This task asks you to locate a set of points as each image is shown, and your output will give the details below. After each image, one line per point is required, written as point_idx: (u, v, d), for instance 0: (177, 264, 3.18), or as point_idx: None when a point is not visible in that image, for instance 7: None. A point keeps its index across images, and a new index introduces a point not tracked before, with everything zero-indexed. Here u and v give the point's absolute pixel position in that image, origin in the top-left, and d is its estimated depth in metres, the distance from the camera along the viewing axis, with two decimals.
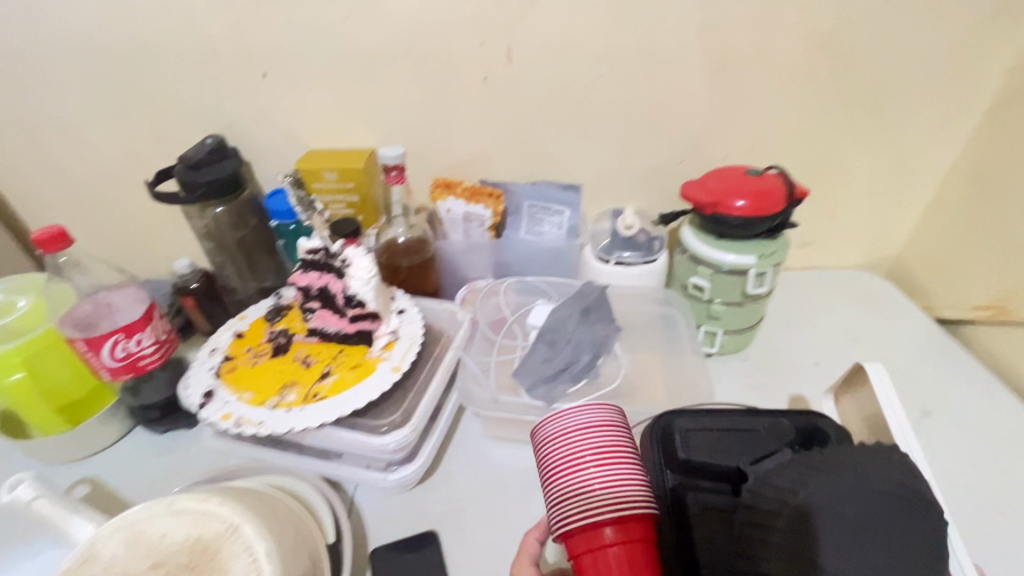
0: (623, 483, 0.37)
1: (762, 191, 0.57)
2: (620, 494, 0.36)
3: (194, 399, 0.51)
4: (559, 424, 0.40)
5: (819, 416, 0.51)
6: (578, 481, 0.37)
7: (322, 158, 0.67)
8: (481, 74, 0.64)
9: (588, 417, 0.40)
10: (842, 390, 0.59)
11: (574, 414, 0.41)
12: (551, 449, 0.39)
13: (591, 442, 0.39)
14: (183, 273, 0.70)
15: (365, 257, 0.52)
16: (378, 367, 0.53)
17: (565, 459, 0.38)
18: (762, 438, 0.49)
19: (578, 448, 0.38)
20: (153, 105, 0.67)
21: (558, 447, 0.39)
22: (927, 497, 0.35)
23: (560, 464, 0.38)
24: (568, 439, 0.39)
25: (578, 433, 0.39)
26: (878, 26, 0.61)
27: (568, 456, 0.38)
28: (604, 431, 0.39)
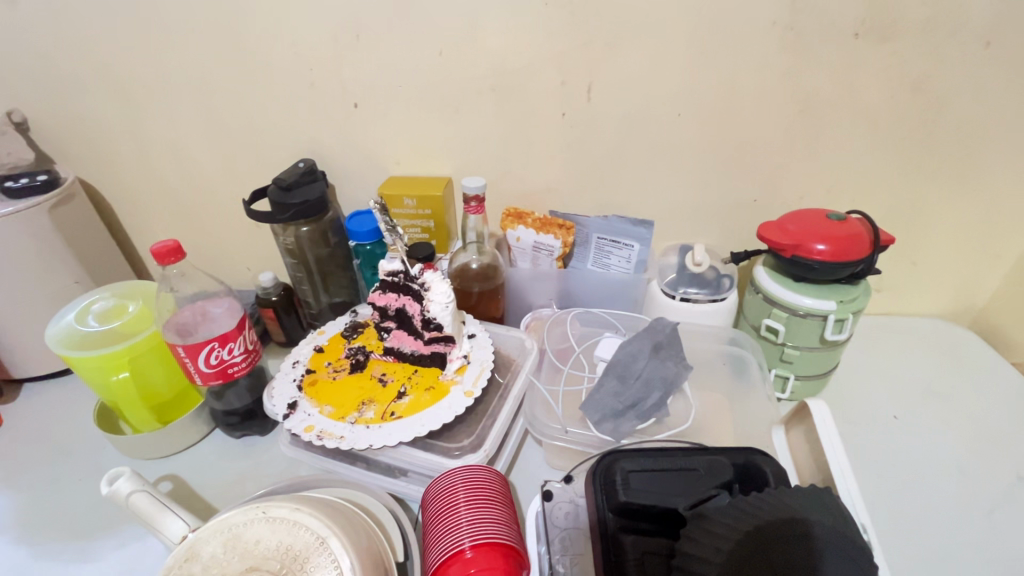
0: (489, 520, 0.43)
1: (845, 236, 0.56)
2: (477, 525, 0.42)
3: (280, 409, 0.53)
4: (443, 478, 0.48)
5: (759, 452, 0.47)
6: (447, 520, 0.44)
7: (402, 184, 0.70)
8: (560, 110, 0.66)
9: (462, 469, 0.47)
10: (793, 421, 0.53)
11: (455, 468, 0.48)
12: (434, 503, 0.46)
13: (462, 486, 0.46)
14: (266, 286, 0.74)
15: (443, 282, 0.53)
16: (451, 390, 0.54)
17: (441, 504, 0.45)
18: (699, 479, 0.44)
19: (450, 493, 0.45)
20: (253, 131, 0.72)
21: (438, 495, 0.46)
22: (860, 543, 0.35)
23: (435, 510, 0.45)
24: (442, 490, 0.46)
25: (452, 483, 0.46)
26: (973, 71, 0.59)
27: (443, 503, 0.45)
28: (479, 481, 0.46)
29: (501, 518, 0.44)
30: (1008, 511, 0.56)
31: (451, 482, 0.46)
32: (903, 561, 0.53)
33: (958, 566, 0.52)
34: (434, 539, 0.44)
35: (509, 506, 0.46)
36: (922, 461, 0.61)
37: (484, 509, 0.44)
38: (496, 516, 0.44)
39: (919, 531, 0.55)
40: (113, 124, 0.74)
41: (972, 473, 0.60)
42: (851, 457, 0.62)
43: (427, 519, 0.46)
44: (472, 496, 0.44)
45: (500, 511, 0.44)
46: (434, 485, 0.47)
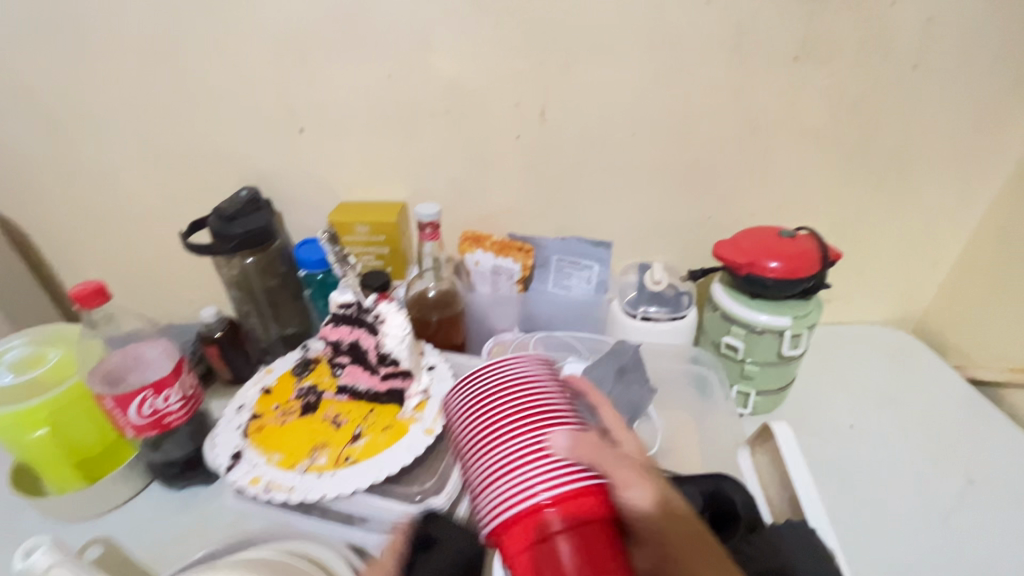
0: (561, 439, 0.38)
1: (795, 253, 0.57)
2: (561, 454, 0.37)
3: (221, 461, 0.49)
4: (493, 375, 0.44)
5: (727, 478, 0.46)
6: (539, 434, 0.38)
7: (354, 211, 0.67)
8: (515, 133, 0.65)
9: (520, 377, 0.43)
10: (757, 442, 0.54)
11: (504, 373, 0.44)
12: (487, 407, 0.41)
13: (546, 392, 0.42)
14: (208, 321, 0.69)
15: (398, 313, 0.52)
16: (410, 429, 0.51)
17: (523, 412, 0.40)
18: None
19: (537, 400, 0.41)
20: (191, 156, 0.68)
21: (509, 402, 0.41)
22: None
23: (516, 420, 0.40)
24: (511, 389, 0.42)
25: (531, 388, 0.42)
26: (904, 91, 0.62)
27: (510, 421, 0.40)
28: (539, 392, 0.42)
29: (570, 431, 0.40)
30: (961, 514, 0.58)
31: (530, 386, 0.42)
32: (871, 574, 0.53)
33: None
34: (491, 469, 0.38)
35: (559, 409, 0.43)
36: (880, 470, 0.63)
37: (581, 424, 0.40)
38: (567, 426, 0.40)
39: (883, 542, 0.56)
40: (33, 154, 0.68)
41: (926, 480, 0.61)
42: (815, 470, 0.63)
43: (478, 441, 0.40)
44: (538, 410, 0.40)
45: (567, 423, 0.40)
46: (483, 394, 0.43)
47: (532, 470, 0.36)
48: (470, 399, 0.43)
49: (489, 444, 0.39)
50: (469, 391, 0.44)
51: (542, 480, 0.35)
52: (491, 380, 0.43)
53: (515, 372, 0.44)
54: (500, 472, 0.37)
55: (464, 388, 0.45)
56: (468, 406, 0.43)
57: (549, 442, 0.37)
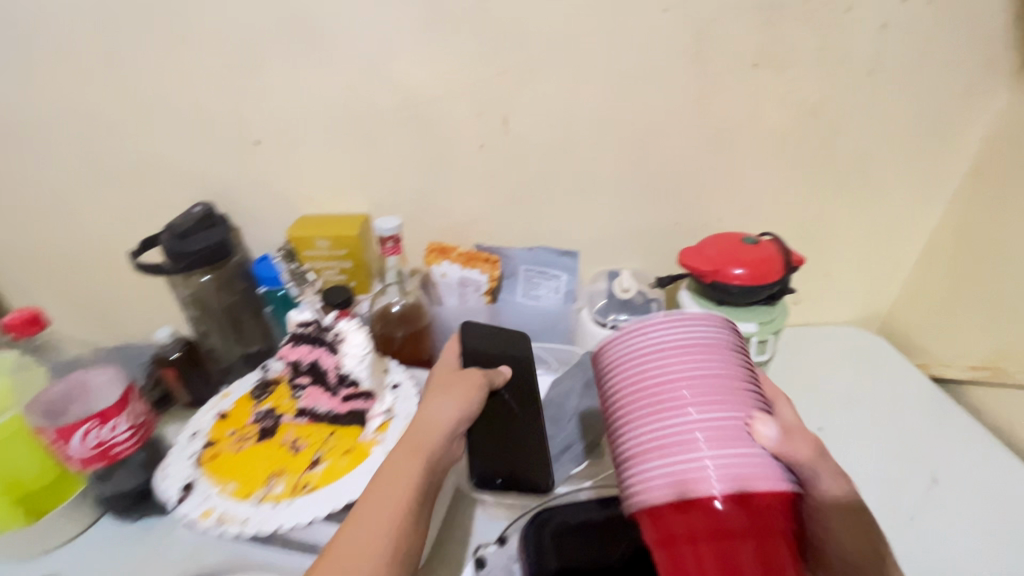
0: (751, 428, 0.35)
1: (759, 259, 0.58)
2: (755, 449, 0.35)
3: (171, 493, 0.47)
4: (666, 337, 0.37)
5: None
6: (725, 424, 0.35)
7: (314, 225, 0.65)
8: (478, 142, 0.64)
9: (707, 354, 0.37)
10: None
11: (677, 341, 0.37)
12: (654, 380, 0.36)
13: (730, 368, 0.37)
14: (163, 341, 0.68)
15: (359, 331, 0.51)
16: (372, 452, 0.49)
17: (709, 393, 0.35)
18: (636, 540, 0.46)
19: (723, 380, 0.36)
20: (143, 171, 0.65)
21: (687, 379, 0.36)
22: None
23: (700, 401, 0.35)
24: (690, 359, 0.37)
25: (716, 361, 0.37)
26: (862, 96, 0.63)
27: (699, 404, 0.35)
28: (722, 374, 0.36)
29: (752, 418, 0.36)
30: (927, 514, 0.58)
31: (716, 359, 0.37)
32: None
33: None
34: (671, 453, 0.34)
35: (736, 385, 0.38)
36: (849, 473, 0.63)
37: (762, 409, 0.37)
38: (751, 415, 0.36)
39: None
40: None
41: (893, 480, 0.62)
42: None
43: (649, 417, 0.36)
44: (729, 400, 0.36)
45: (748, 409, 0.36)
46: (655, 360, 0.37)
47: (712, 460, 0.34)
48: (637, 359, 0.38)
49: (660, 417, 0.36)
50: (634, 346, 0.38)
51: (720, 470, 0.33)
52: (667, 342, 0.37)
53: (698, 338, 0.38)
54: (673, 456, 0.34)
55: (631, 340, 0.38)
56: (632, 364, 0.38)
57: (750, 435, 0.35)
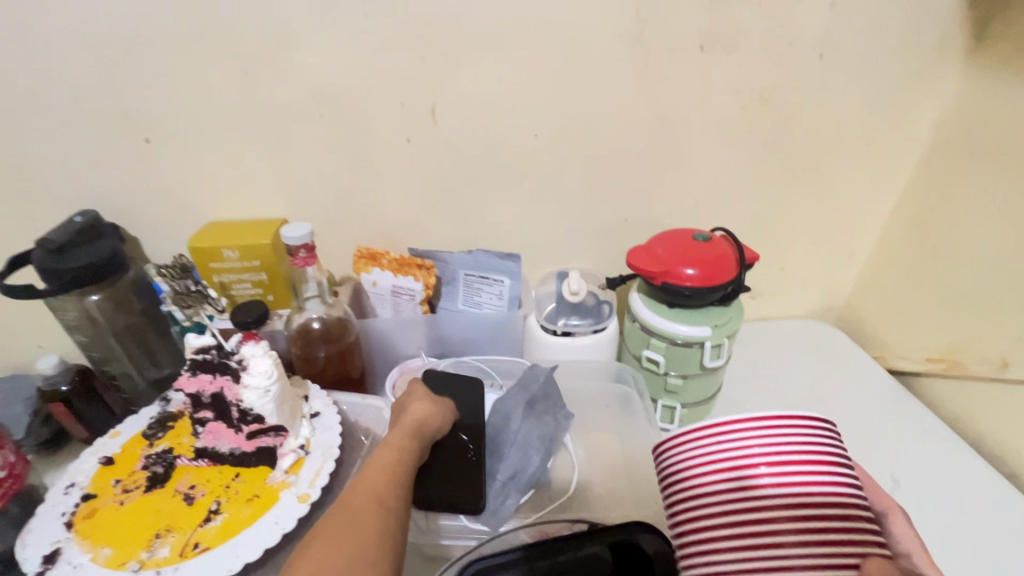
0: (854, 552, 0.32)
1: (711, 257, 0.53)
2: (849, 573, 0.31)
3: (31, 565, 0.39)
4: (774, 431, 0.36)
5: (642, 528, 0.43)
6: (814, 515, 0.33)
7: (220, 233, 0.58)
8: (404, 135, 0.58)
9: (819, 459, 0.35)
10: None
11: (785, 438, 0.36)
12: (751, 462, 0.35)
13: (814, 457, 0.35)
14: (48, 373, 0.58)
15: (265, 358, 0.44)
16: (280, 498, 0.42)
17: (796, 480, 0.34)
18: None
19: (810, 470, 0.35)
20: (11, 177, 0.56)
21: (778, 470, 0.34)
22: None
23: (794, 494, 0.33)
24: (796, 456, 0.35)
25: (810, 457, 0.35)
26: (813, 81, 0.59)
27: (792, 500, 0.33)
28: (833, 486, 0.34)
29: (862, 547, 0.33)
30: None
31: (800, 451, 0.35)
32: None
33: None
34: (748, 535, 0.33)
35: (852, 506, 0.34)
36: None
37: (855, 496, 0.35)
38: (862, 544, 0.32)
39: None
40: None
41: None
42: None
43: (732, 495, 0.35)
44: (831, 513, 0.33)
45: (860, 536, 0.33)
46: (735, 457, 0.36)
47: (794, 547, 0.32)
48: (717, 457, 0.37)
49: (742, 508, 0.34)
50: (714, 431, 0.38)
51: (805, 560, 0.32)
52: (750, 439, 0.36)
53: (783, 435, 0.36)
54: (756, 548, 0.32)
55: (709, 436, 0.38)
56: (713, 461, 0.37)
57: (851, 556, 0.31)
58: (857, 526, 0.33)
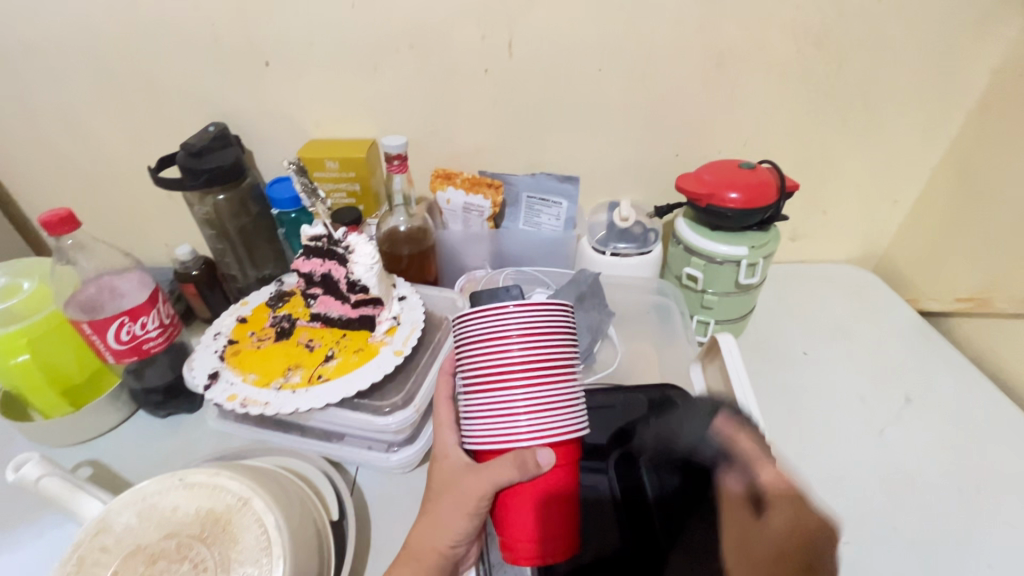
0: (554, 413, 0.40)
1: (754, 184, 0.59)
2: (543, 426, 0.39)
3: (199, 380, 0.52)
4: (515, 316, 0.40)
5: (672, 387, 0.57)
6: (540, 390, 0.40)
7: (322, 148, 0.67)
8: (482, 67, 0.65)
9: (531, 338, 0.40)
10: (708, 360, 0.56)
11: (515, 321, 0.40)
12: (485, 350, 0.40)
13: (551, 341, 0.41)
14: (184, 260, 0.70)
15: (368, 243, 0.52)
16: (380, 351, 0.54)
17: (529, 361, 0.40)
18: (617, 413, 0.56)
19: (550, 352, 0.40)
20: (154, 93, 0.67)
21: (516, 349, 0.40)
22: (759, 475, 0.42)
23: (525, 373, 0.39)
24: (527, 340, 0.40)
25: (545, 337, 0.40)
26: (869, 24, 0.62)
27: (507, 381, 0.40)
28: (543, 363, 0.40)
29: (566, 411, 0.40)
30: (897, 429, 0.63)
31: (549, 336, 0.41)
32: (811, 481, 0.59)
33: (854, 485, 0.58)
34: (487, 413, 0.40)
35: (566, 374, 0.41)
36: (830, 394, 0.67)
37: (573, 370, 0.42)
38: (562, 407, 0.40)
39: (823, 454, 0.61)
40: None
41: (869, 399, 0.66)
42: (766, 391, 0.68)
43: (476, 378, 0.41)
44: (540, 384, 0.40)
45: (564, 403, 0.40)
46: (495, 345, 0.40)
47: (516, 415, 0.39)
48: (476, 338, 0.41)
49: (486, 382, 0.40)
50: (475, 324, 0.41)
51: (527, 424, 0.39)
52: (509, 326, 0.40)
53: (539, 319, 0.41)
54: (489, 416, 0.40)
55: (478, 320, 0.41)
56: (475, 341, 0.41)
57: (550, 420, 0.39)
58: (559, 388, 0.40)
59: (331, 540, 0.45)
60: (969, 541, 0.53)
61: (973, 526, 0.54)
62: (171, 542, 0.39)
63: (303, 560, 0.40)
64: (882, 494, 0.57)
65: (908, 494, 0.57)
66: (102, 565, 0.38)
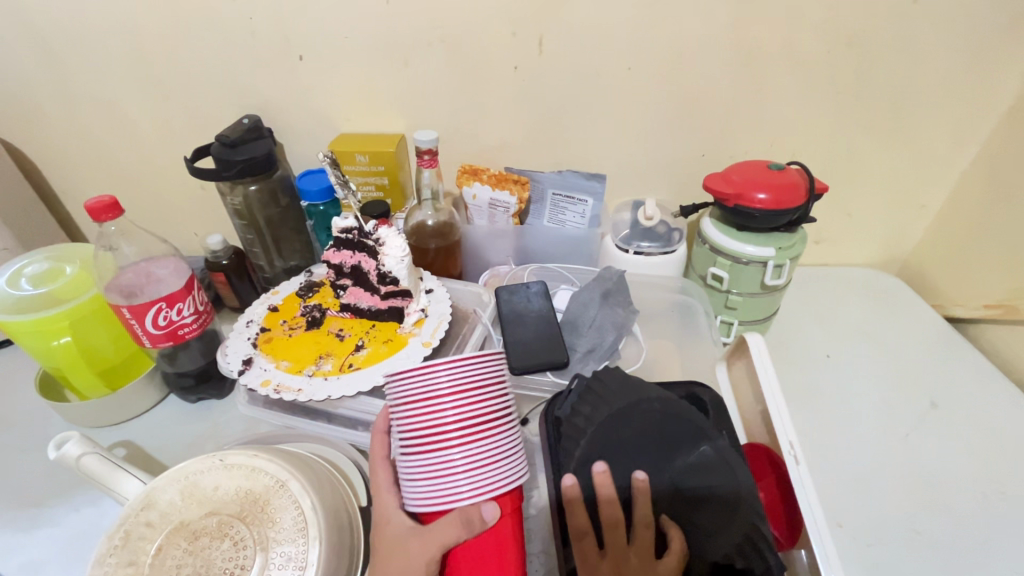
0: (492, 469, 0.40)
1: (783, 184, 0.59)
2: (482, 482, 0.40)
3: (234, 365, 0.53)
4: (446, 375, 0.41)
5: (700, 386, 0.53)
6: (476, 446, 0.40)
7: (352, 141, 0.68)
8: (512, 64, 0.66)
9: (461, 395, 0.41)
10: (734, 358, 0.56)
11: (444, 379, 0.41)
12: (418, 410, 0.41)
13: (483, 396, 0.41)
14: (216, 249, 0.71)
15: (399, 236, 0.53)
16: (409, 342, 0.55)
17: (461, 419, 0.40)
18: None
19: (482, 408, 0.41)
20: (190, 85, 0.69)
21: (448, 408, 0.40)
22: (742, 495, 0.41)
23: (459, 431, 0.40)
24: (460, 399, 0.40)
25: (476, 393, 0.41)
26: (904, 26, 0.62)
27: (441, 441, 0.40)
28: (476, 420, 0.41)
29: (505, 464, 0.41)
30: (921, 433, 0.62)
31: (480, 392, 0.41)
32: (831, 483, 0.59)
33: (875, 488, 0.58)
34: (425, 474, 0.40)
35: (501, 427, 0.42)
36: (852, 397, 0.67)
37: (508, 422, 0.43)
38: (499, 461, 0.41)
39: (845, 458, 0.61)
40: (33, 76, 0.69)
41: (892, 402, 0.66)
42: (788, 392, 0.68)
43: (411, 439, 0.41)
44: (474, 441, 0.40)
45: (502, 457, 0.41)
46: (426, 406, 0.41)
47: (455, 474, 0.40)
48: (409, 398, 0.41)
49: (422, 443, 0.41)
50: (408, 385, 0.41)
51: (466, 481, 0.40)
52: (440, 384, 0.41)
53: (470, 374, 0.42)
54: (427, 477, 0.40)
55: (410, 380, 0.41)
56: (408, 400, 0.41)
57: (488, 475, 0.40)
58: (495, 442, 0.41)
59: (361, 526, 0.46)
60: (995, 548, 0.52)
61: (999, 532, 0.53)
62: (213, 520, 0.40)
63: (335, 547, 0.41)
64: (904, 498, 0.57)
65: (932, 500, 0.56)
66: (146, 539, 0.39)
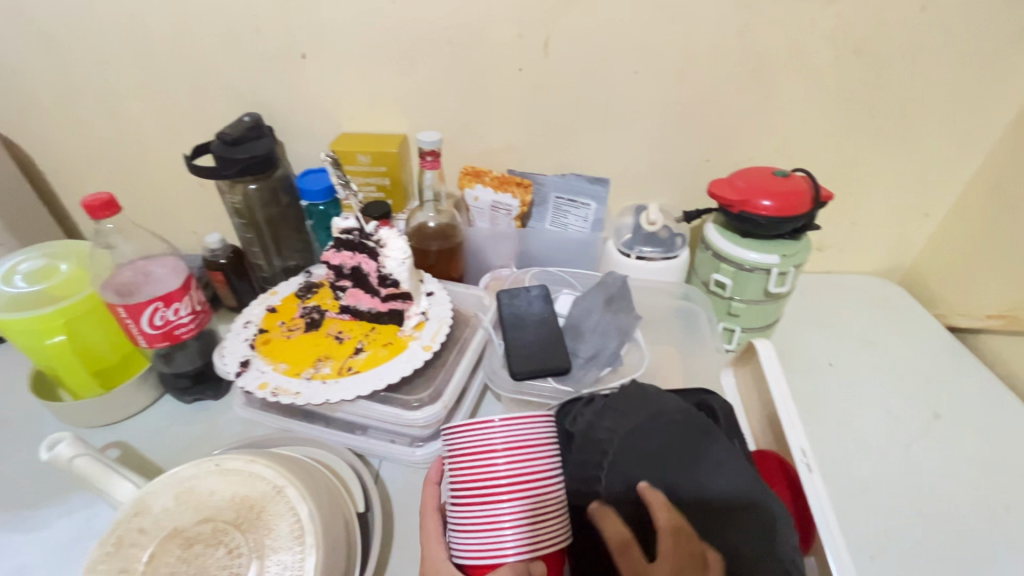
0: (541, 525, 0.39)
1: (788, 191, 0.58)
2: (530, 538, 0.39)
3: (230, 367, 0.52)
4: (502, 429, 0.41)
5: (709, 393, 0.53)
6: (526, 502, 0.39)
7: (355, 141, 0.68)
8: (517, 65, 0.65)
9: (514, 448, 0.41)
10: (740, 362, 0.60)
11: (499, 432, 0.41)
12: (470, 462, 0.40)
13: (535, 452, 0.41)
14: (213, 248, 0.71)
15: (399, 239, 0.51)
16: (409, 346, 0.54)
17: (514, 474, 0.40)
18: None
19: (534, 463, 0.41)
20: (191, 81, 0.68)
21: (501, 462, 0.40)
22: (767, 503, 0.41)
23: (511, 486, 0.40)
24: (513, 454, 0.40)
25: (529, 449, 0.41)
26: (912, 33, 0.61)
27: (492, 494, 0.39)
28: (528, 475, 0.40)
29: (552, 521, 0.40)
30: (924, 442, 0.62)
31: (533, 448, 0.41)
32: (833, 492, 0.58)
33: (877, 498, 0.57)
34: (473, 527, 0.39)
35: (551, 483, 0.41)
36: (855, 405, 0.66)
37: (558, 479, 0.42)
38: (548, 517, 0.40)
39: (847, 468, 0.60)
40: (32, 69, 0.68)
41: (895, 411, 0.65)
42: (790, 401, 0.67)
43: (461, 491, 0.40)
44: (524, 496, 0.40)
45: (550, 514, 0.40)
46: (479, 458, 0.40)
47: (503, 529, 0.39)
48: (463, 451, 0.41)
49: (472, 495, 0.40)
50: (462, 436, 0.41)
51: (514, 537, 0.39)
52: (495, 438, 0.41)
53: (522, 430, 0.42)
54: (474, 530, 0.39)
55: (466, 434, 0.41)
56: (461, 452, 0.41)
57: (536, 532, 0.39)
58: (544, 499, 0.40)
59: (358, 531, 0.46)
60: (997, 561, 0.52)
61: (1000, 544, 0.53)
62: (207, 527, 0.39)
63: (332, 555, 0.40)
64: (907, 508, 0.56)
65: (935, 511, 0.56)
66: (138, 546, 0.39)
